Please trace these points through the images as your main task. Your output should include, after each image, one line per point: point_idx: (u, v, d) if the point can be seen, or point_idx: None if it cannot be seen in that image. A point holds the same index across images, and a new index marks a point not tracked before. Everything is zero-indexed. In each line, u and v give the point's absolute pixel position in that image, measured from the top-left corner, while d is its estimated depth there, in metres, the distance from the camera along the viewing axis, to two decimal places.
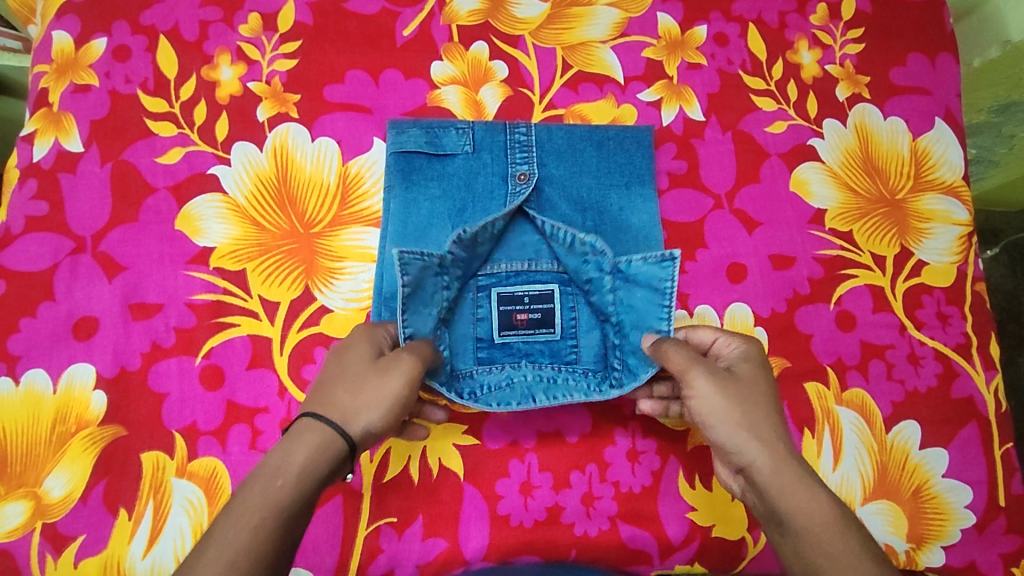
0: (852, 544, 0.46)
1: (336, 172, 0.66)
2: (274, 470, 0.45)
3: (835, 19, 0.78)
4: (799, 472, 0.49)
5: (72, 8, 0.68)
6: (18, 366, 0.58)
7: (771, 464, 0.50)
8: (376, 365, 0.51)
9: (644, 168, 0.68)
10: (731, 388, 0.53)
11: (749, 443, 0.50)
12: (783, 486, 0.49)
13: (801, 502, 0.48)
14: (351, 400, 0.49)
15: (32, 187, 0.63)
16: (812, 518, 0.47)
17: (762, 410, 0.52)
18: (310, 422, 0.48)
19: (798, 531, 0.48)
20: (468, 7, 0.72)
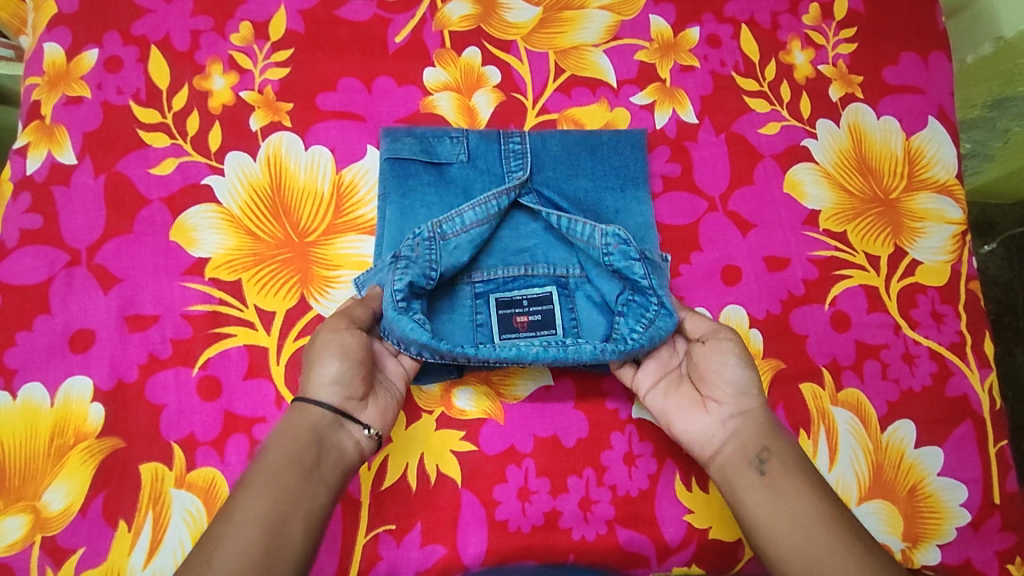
0: (819, 481, 0.52)
1: (329, 181, 0.66)
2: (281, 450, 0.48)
3: (828, 19, 0.78)
4: (779, 425, 0.55)
5: (63, 19, 0.67)
6: (15, 380, 0.58)
7: (765, 416, 0.55)
8: (314, 336, 0.54)
9: (638, 171, 0.68)
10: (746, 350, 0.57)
11: (751, 395, 0.55)
12: (772, 433, 0.54)
13: (788, 447, 0.53)
14: (307, 373, 0.52)
15: (26, 200, 0.63)
16: (792, 460, 0.53)
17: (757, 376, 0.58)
18: (291, 409, 0.51)
19: (782, 473, 0.52)
20: (459, 13, 0.72)
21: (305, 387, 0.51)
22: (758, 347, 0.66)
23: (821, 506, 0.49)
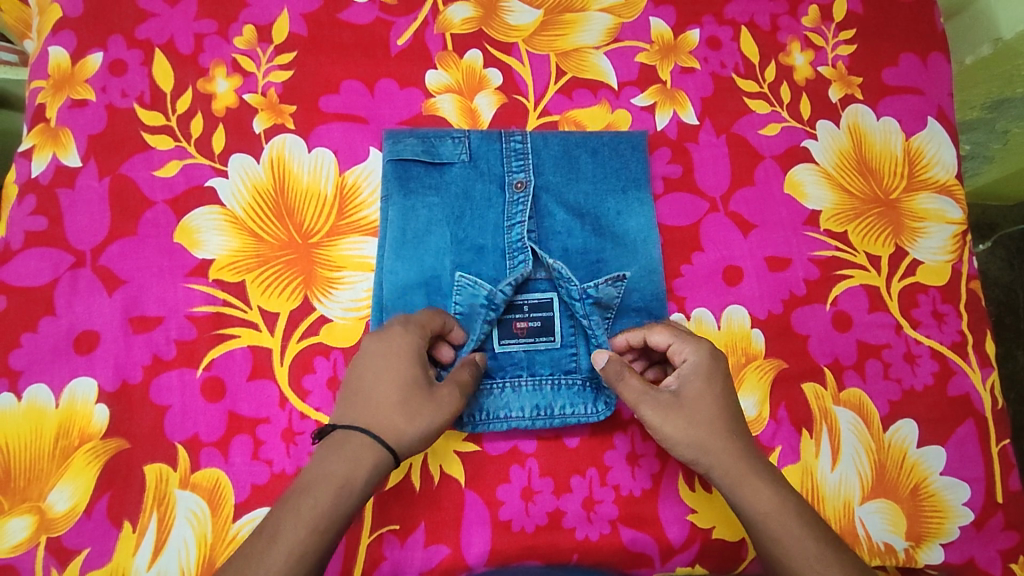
0: (797, 530, 0.52)
1: (333, 183, 0.66)
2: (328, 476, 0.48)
3: (827, 21, 0.78)
4: (745, 471, 0.54)
5: (68, 23, 0.68)
6: (20, 381, 0.58)
7: (724, 470, 0.54)
8: (427, 389, 0.53)
9: (639, 172, 0.69)
10: (678, 410, 0.55)
11: (706, 453, 0.54)
12: (739, 486, 0.53)
13: (755, 498, 0.53)
14: (406, 426, 0.51)
15: (31, 202, 0.63)
16: (761, 511, 0.52)
17: (713, 417, 0.55)
18: (367, 441, 0.50)
19: (754, 523, 0.53)
20: (461, 16, 0.72)
21: (385, 427, 0.51)
22: (760, 347, 0.67)
23: (795, 560, 0.51)
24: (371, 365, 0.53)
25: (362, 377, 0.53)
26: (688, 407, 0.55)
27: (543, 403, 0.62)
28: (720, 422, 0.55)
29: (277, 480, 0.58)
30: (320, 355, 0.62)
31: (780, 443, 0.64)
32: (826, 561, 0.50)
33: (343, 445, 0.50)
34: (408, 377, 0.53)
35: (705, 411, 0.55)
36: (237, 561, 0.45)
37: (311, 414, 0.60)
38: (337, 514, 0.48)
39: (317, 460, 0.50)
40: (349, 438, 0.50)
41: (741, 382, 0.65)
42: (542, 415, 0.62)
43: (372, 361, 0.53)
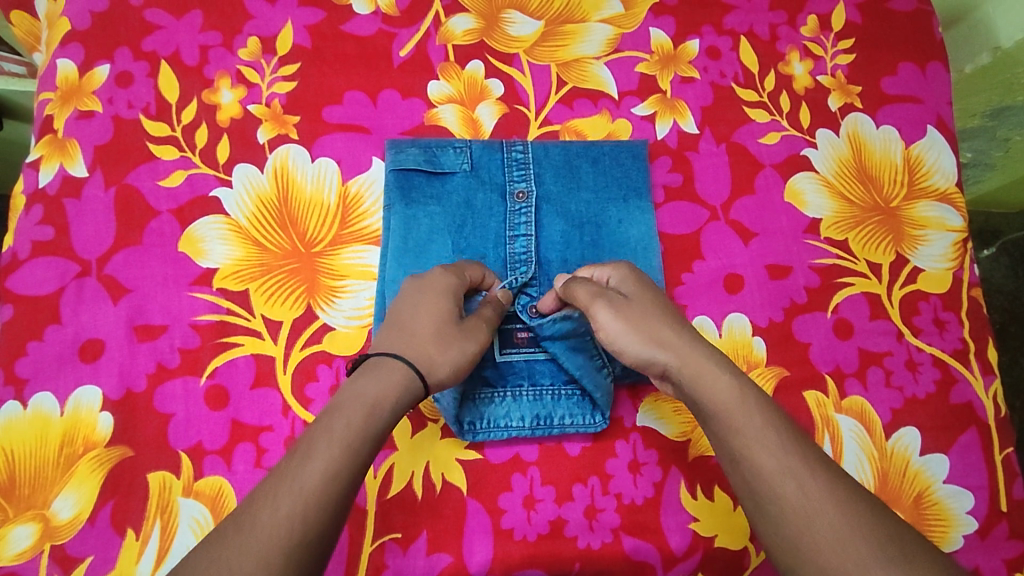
0: (761, 419, 0.47)
1: (336, 192, 0.67)
2: (367, 397, 0.46)
3: (826, 31, 0.79)
4: (704, 361, 0.51)
5: (75, 35, 0.69)
6: (25, 389, 0.59)
7: (680, 363, 0.51)
8: (457, 322, 0.54)
9: (640, 181, 0.69)
10: (624, 310, 0.54)
11: (655, 350, 0.52)
12: (693, 378, 0.50)
13: (712, 387, 0.49)
14: (438, 354, 0.51)
15: (38, 212, 0.64)
16: (718, 401, 0.49)
17: (657, 315, 0.54)
18: (401, 365, 0.49)
19: (713, 417, 0.49)
20: (463, 27, 0.73)
21: (423, 355, 0.50)
22: (761, 355, 0.67)
23: (757, 453, 0.46)
24: (406, 304, 0.54)
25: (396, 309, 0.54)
26: (626, 307, 0.55)
27: (543, 413, 0.62)
28: (668, 321, 0.54)
29: None
30: (323, 363, 0.62)
31: None
32: (790, 453, 0.46)
33: (381, 368, 0.48)
34: (442, 312, 0.53)
35: (649, 312, 0.54)
36: (272, 481, 0.42)
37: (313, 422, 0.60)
38: (372, 432, 0.45)
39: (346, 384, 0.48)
40: (385, 362, 0.49)
41: None
42: (542, 424, 0.62)
43: (408, 299, 0.55)
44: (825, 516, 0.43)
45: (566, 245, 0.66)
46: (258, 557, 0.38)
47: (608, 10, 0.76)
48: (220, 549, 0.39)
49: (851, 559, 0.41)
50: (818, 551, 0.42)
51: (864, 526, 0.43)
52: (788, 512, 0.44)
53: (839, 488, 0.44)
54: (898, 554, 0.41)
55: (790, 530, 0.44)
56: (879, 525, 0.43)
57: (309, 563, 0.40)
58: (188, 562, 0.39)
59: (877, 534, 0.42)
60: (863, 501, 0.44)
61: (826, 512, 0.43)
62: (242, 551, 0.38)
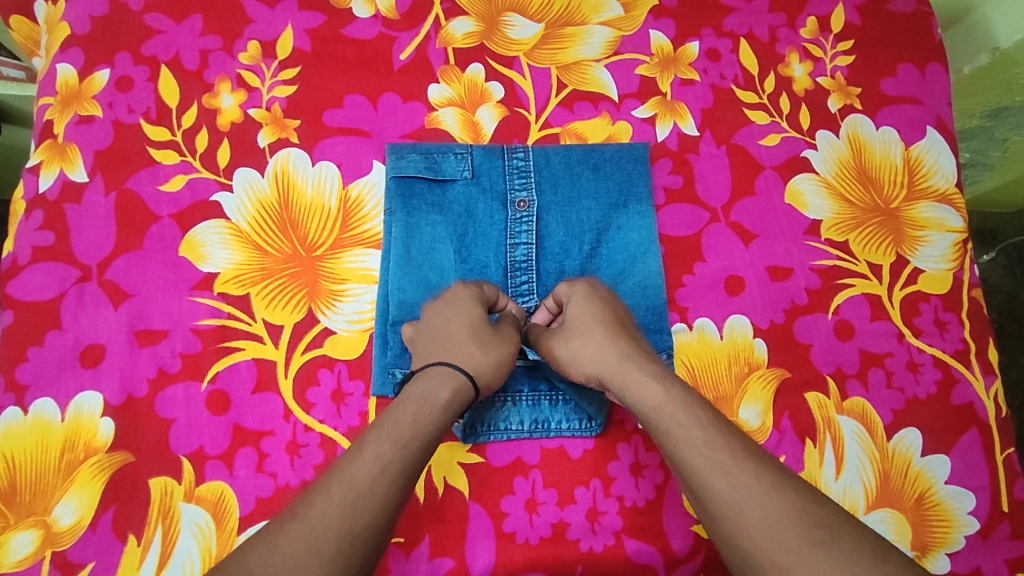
0: (685, 419, 0.47)
1: (337, 196, 0.67)
2: (420, 398, 0.48)
3: (825, 32, 0.79)
4: (632, 371, 0.51)
5: (75, 40, 0.69)
6: (26, 395, 0.59)
7: (614, 375, 0.52)
8: (490, 326, 0.55)
9: (641, 186, 0.69)
10: (564, 334, 0.56)
11: (594, 362, 0.53)
12: (626, 385, 0.51)
13: (642, 393, 0.50)
14: (483, 355, 0.52)
15: (38, 218, 0.64)
16: (648, 406, 0.49)
17: (595, 326, 0.55)
18: (447, 371, 0.50)
19: (648, 422, 0.49)
20: (463, 30, 0.73)
21: (468, 358, 0.51)
22: (763, 357, 0.67)
23: (686, 451, 0.46)
24: (437, 320, 0.55)
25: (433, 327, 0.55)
26: (571, 324, 0.56)
27: (541, 417, 0.63)
28: (604, 330, 0.54)
29: (282, 493, 0.58)
30: (324, 367, 0.62)
31: (784, 452, 0.65)
32: (716, 447, 0.45)
33: (426, 377, 0.49)
34: (473, 319, 0.54)
35: (586, 323, 0.55)
36: (329, 474, 0.44)
37: (315, 426, 0.60)
38: (424, 430, 0.46)
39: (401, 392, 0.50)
40: (429, 372, 0.50)
41: (743, 391, 0.65)
42: (540, 428, 0.62)
43: (437, 315, 0.56)
44: (753, 505, 0.43)
45: (567, 253, 0.66)
46: (310, 541, 0.40)
47: (607, 12, 0.76)
48: (274, 533, 0.40)
49: (779, 546, 0.42)
50: (752, 545, 0.42)
51: (789, 512, 0.43)
52: (723, 510, 0.44)
53: (766, 476, 0.44)
54: (821, 536, 0.42)
55: (724, 524, 0.44)
56: (807, 510, 0.43)
57: (360, 554, 0.41)
58: (249, 545, 0.40)
59: (803, 519, 0.42)
60: (791, 488, 0.44)
61: (755, 500, 0.43)
62: (295, 535, 0.40)
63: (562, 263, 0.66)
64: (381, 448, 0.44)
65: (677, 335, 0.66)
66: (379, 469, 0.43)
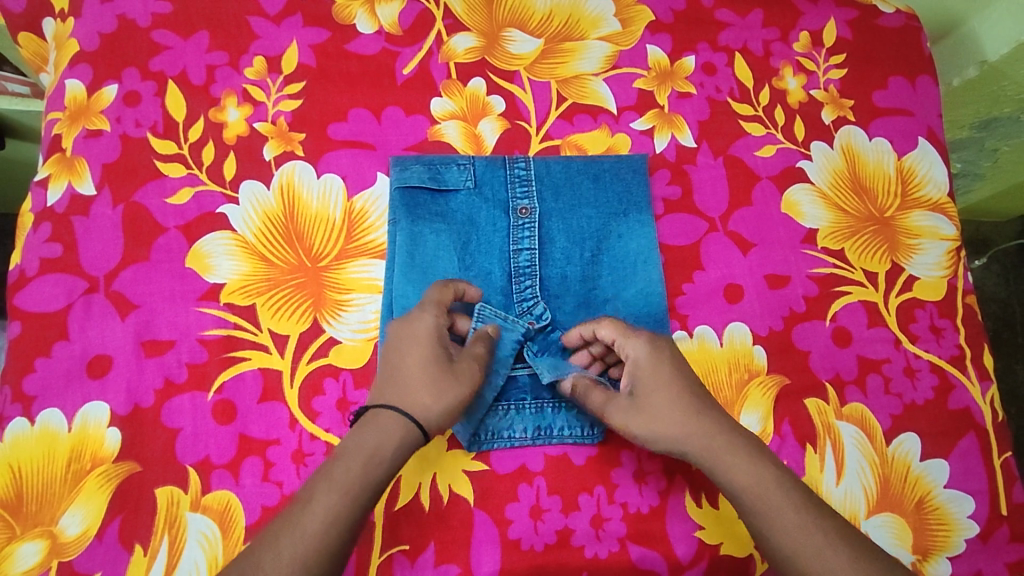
0: (779, 502, 0.52)
1: (341, 208, 0.68)
2: (369, 448, 0.51)
3: (818, 46, 0.81)
4: (724, 446, 0.55)
5: (84, 56, 0.70)
6: (33, 406, 0.59)
7: (701, 453, 0.55)
8: (445, 364, 0.56)
9: (640, 195, 0.70)
10: (636, 411, 0.57)
11: (678, 434, 0.56)
12: (716, 464, 0.55)
13: (739, 468, 0.54)
14: (431, 400, 0.54)
15: (46, 230, 0.65)
16: (742, 489, 0.53)
17: (684, 391, 0.57)
18: (393, 417, 0.53)
19: (740, 494, 0.54)
20: (465, 45, 0.75)
21: (414, 404, 0.54)
22: (762, 363, 0.68)
23: (783, 537, 0.51)
24: (395, 349, 0.57)
25: (388, 359, 0.57)
26: (639, 400, 0.58)
27: (543, 424, 0.63)
28: (693, 397, 0.57)
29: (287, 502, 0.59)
30: (329, 377, 0.63)
31: (785, 458, 0.65)
32: (809, 529, 0.51)
33: (373, 423, 0.53)
34: (427, 355, 0.56)
35: (671, 384, 0.57)
36: (278, 523, 0.48)
37: (320, 435, 0.61)
38: (370, 480, 0.50)
39: (350, 434, 0.53)
40: (379, 415, 0.53)
41: (744, 397, 0.66)
42: (543, 435, 0.63)
43: (399, 340, 0.57)
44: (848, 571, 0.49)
45: (568, 261, 0.67)
46: None
47: (605, 28, 0.78)
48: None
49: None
50: None
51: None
52: None
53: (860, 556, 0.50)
54: None
55: None
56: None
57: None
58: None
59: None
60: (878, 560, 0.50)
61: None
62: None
63: (562, 269, 0.67)
64: (330, 496, 0.49)
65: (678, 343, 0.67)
66: (328, 520, 0.47)
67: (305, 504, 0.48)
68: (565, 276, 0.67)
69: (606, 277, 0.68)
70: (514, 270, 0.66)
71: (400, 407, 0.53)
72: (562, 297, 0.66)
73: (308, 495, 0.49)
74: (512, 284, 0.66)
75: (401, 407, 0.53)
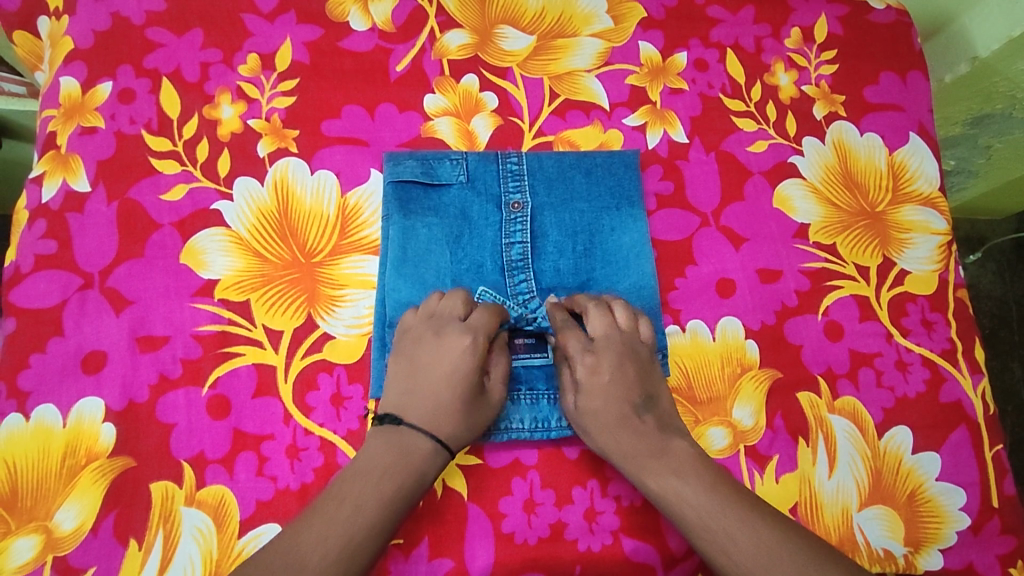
0: (697, 502, 0.55)
1: (335, 204, 0.68)
2: (412, 466, 0.54)
3: (809, 42, 0.81)
4: (642, 456, 0.57)
5: (78, 54, 0.70)
6: (28, 402, 0.59)
7: (626, 461, 0.58)
8: (482, 398, 0.59)
9: (632, 190, 0.71)
10: (578, 413, 0.60)
11: (602, 441, 0.59)
12: (640, 473, 0.57)
13: (658, 479, 0.57)
14: (467, 435, 0.58)
15: (40, 227, 0.65)
16: (660, 494, 0.56)
17: (610, 412, 0.59)
18: (433, 446, 0.56)
19: (660, 502, 0.57)
20: (457, 42, 0.75)
21: (452, 436, 0.57)
22: (755, 358, 0.68)
23: (699, 533, 0.54)
24: (436, 368, 0.58)
25: (429, 376, 0.58)
26: (582, 409, 0.60)
27: (540, 417, 0.63)
28: (617, 416, 0.59)
29: (281, 496, 0.59)
30: (323, 372, 0.63)
31: (778, 452, 0.65)
32: (723, 523, 0.53)
33: (412, 443, 0.55)
34: (470, 389, 0.58)
35: (597, 408, 0.59)
36: (323, 520, 0.51)
37: (315, 430, 0.61)
38: (410, 496, 0.54)
39: (385, 445, 0.55)
40: (419, 438, 0.55)
41: (737, 391, 0.67)
42: (541, 427, 0.63)
43: (442, 360, 0.58)
44: (755, 560, 0.51)
45: (561, 256, 0.68)
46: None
47: (597, 24, 0.78)
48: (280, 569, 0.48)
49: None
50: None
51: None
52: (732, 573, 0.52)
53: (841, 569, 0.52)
54: None
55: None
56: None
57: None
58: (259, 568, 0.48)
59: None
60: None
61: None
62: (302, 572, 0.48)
63: (555, 264, 0.67)
64: (373, 502, 0.52)
65: (671, 337, 0.67)
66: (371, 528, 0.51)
67: (351, 510, 0.52)
68: (557, 271, 0.67)
69: (599, 272, 0.68)
70: (506, 264, 0.66)
71: (438, 436, 0.56)
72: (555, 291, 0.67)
73: (353, 501, 0.52)
74: (504, 278, 0.66)
75: (440, 436, 0.56)
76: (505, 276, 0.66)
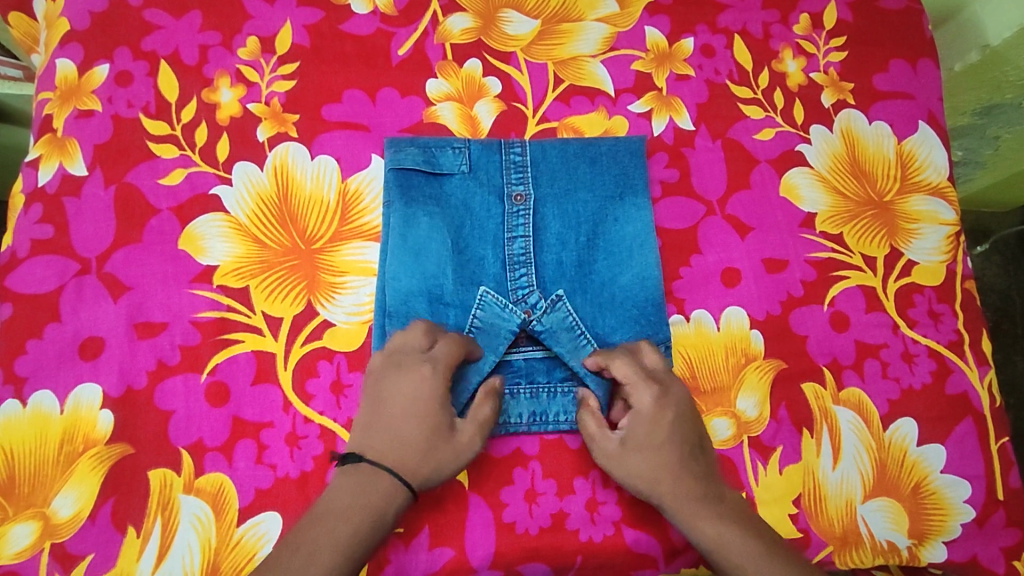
0: (752, 550, 0.55)
1: (335, 190, 0.67)
2: (383, 491, 0.53)
3: (818, 29, 0.80)
4: (694, 501, 0.56)
5: (74, 35, 0.69)
6: (25, 388, 0.59)
7: (672, 504, 0.56)
8: (444, 433, 0.56)
9: (637, 178, 0.70)
10: (626, 449, 0.58)
11: (650, 481, 0.57)
12: (689, 519, 0.56)
13: (712, 525, 0.56)
14: (429, 471, 0.55)
15: (37, 211, 0.64)
16: (711, 541, 0.55)
17: (668, 452, 0.57)
18: (391, 483, 0.53)
19: (708, 546, 0.55)
20: (460, 26, 0.74)
21: (412, 471, 0.54)
22: (759, 348, 0.67)
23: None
24: (396, 403, 0.56)
25: (389, 412, 0.56)
26: (629, 445, 0.58)
27: (540, 409, 0.62)
28: (675, 456, 0.57)
29: (281, 484, 0.58)
30: (323, 359, 0.62)
31: (782, 443, 0.65)
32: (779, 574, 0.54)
33: (372, 480, 0.53)
34: (429, 423, 0.55)
35: (656, 447, 0.57)
36: (313, 526, 0.51)
37: (314, 418, 0.61)
38: (397, 504, 0.53)
39: (348, 480, 0.54)
40: (378, 474, 0.53)
41: (741, 382, 0.66)
42: (540, 420, 0.62)
43: (401, 393, 0.56)
44: None
45: (564, 248, 0.67)
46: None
47: (603, 9, 0.77)
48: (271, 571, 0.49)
49: None
50: None
51: None
52: None
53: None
54: None
55: None
56: None
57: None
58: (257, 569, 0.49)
59: None
60: None
61: None
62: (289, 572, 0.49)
63: (558, 256, 0.66)
64: (360, 508, 0.52)
65: (674, 327, 0.67)
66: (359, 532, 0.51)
67: (339, 516, 0.52)
68: (560, 262, 0.66)
69: (603, 264, 0.67)
70: (508, 255, 0.66)
71: (398, 472, 0.54)
72: (557, 283, 0.66)
73: (342, 507, 0.52)
74: (507, 269, 0.65)
75: (402, 473, 0.54)
76: (507, 268, 0.65)
